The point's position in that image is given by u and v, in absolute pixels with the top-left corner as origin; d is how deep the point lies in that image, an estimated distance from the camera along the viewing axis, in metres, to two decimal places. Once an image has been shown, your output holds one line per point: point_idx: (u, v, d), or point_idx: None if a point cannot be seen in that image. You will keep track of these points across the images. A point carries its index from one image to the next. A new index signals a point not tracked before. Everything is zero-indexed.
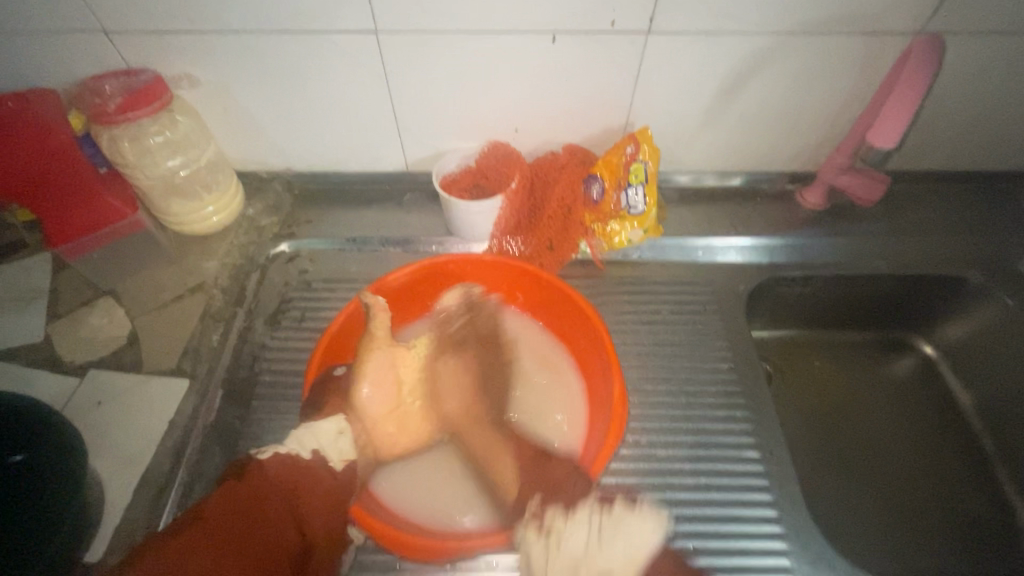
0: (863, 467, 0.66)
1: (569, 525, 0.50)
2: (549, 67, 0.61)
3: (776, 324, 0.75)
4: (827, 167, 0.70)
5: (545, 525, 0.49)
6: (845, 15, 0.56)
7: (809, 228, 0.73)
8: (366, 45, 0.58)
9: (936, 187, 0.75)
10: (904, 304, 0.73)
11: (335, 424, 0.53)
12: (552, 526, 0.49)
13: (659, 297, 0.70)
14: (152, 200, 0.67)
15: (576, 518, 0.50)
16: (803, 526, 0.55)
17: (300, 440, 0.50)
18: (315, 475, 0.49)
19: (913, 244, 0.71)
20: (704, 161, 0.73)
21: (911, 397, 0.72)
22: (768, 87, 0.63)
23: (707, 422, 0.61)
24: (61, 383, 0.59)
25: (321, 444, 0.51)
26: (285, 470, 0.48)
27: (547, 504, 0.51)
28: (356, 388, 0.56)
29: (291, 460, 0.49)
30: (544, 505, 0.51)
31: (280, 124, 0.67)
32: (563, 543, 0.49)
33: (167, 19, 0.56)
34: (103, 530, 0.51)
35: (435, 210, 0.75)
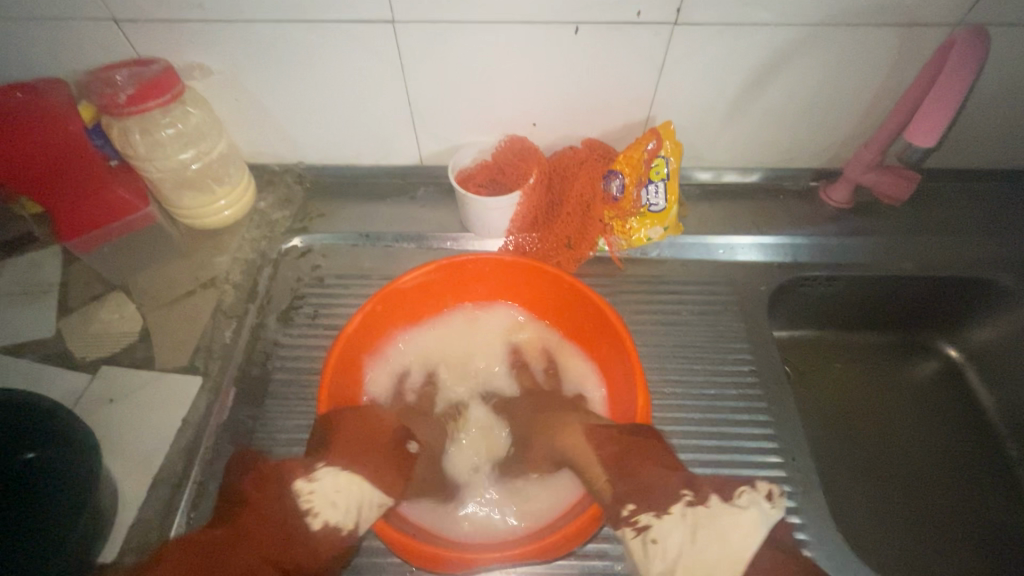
0: (885, 472, 0.65)
1: (665, 522, 0.51)
2: (571, 58, 0.59)
3: (797, 324, 0.73)
4: (854, 164, 0.68)
5: (640, 526, 0.51)
6: (882, 6, 0.54)
7: (833, 226, 0.71)
8: (383, 35, 0.56)
9: (965, 185, 0.73)
10: (931, 305, 0.71)
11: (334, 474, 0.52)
12: (647, 527, 0.50)
13: (680, 297, 0.68)
14: (163, 192, 0.65)
15: (671, 515, 0.51)
16: (827, 533, 0.54)
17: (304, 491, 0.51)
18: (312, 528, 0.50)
19: (942, 244, 0.69)
20: (726, 157, 0.71)
21: (935, 401, 0.70)
22: (796, 81, 0.61)
23: (728, 425, 0.60)
24: (73, 379, 0.58)
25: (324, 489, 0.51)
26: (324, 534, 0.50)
27: (640, 509, 0.51)
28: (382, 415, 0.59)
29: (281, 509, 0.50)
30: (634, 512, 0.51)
31: (293, 116, 0.65)
32: (659, 545, 0.49)
33: (178, 6, 0.54)
34: (118, 529, 0.50)
35: (449, 205, 0.73)
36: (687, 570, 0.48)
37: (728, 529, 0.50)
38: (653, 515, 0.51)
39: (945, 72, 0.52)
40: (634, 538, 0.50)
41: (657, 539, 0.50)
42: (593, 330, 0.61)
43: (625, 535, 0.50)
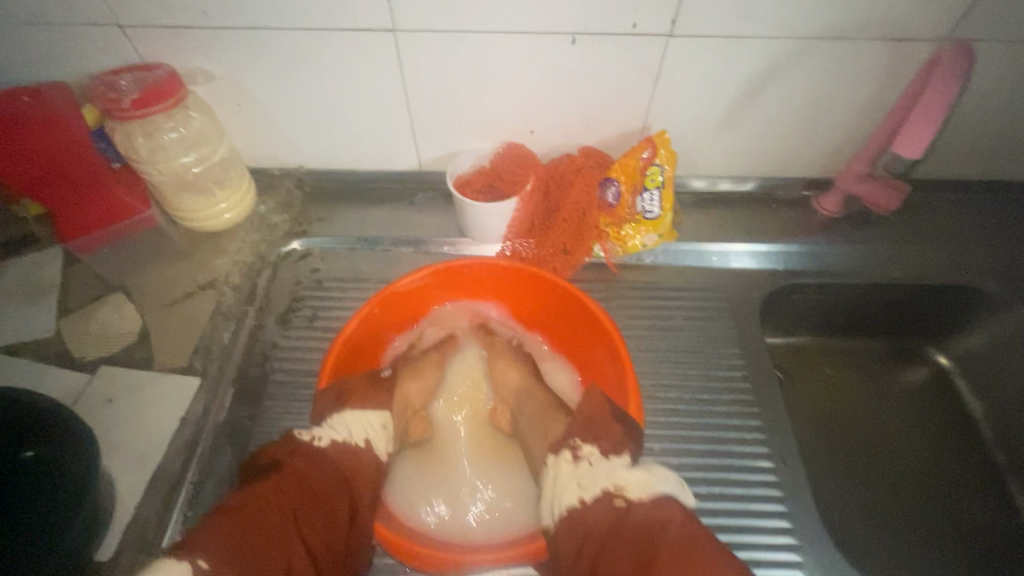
0: (873, 476, 0.66)
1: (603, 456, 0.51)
2: (567, 68, 0.60)
3: (790, 331, 0.74)
4: (845, 174, 0.69)
5: (580, 454, 0.52)
6: (871, 20, 0.55)
7: (825, 234, 0.72)
8: (384, 43, 0.57)
9: (954, 195, 0.74)
10: (920, 312, 0.72)
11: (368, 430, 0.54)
12: (587, 454, 0.52)
13: (675, 303, 0.69)
14: (164, 195, 0.66)
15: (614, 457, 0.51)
16: (817, 536, 0.55)
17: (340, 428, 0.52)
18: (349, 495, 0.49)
19: (932, 253, 0.71)
20: (720, 165, 0.72)
21: (922, 407, 0.71)
22: (788, 93, 0.62)
23: (720, 430, 0.60)
24: (72, 379, 0.59)
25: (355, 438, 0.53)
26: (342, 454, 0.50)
27: (585, 443, 0.53)
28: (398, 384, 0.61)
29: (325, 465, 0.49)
30: (581, 445, 0.53)
31: (294, 121, 0.66)
32: (590, 467, 0.50)
33: (182, 13, 0.55)
34: (115, 528, 0.51)
35: (447, 210, 0.74)
36: (609, 481, 0.49)
37: (657, 469, 0.49)
38: (599, 450, 0.52)
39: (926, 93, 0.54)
40: (569, 460, 0.52)
41: (590, 462, 0.51)
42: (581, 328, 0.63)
43: (561, 459, 0.53)
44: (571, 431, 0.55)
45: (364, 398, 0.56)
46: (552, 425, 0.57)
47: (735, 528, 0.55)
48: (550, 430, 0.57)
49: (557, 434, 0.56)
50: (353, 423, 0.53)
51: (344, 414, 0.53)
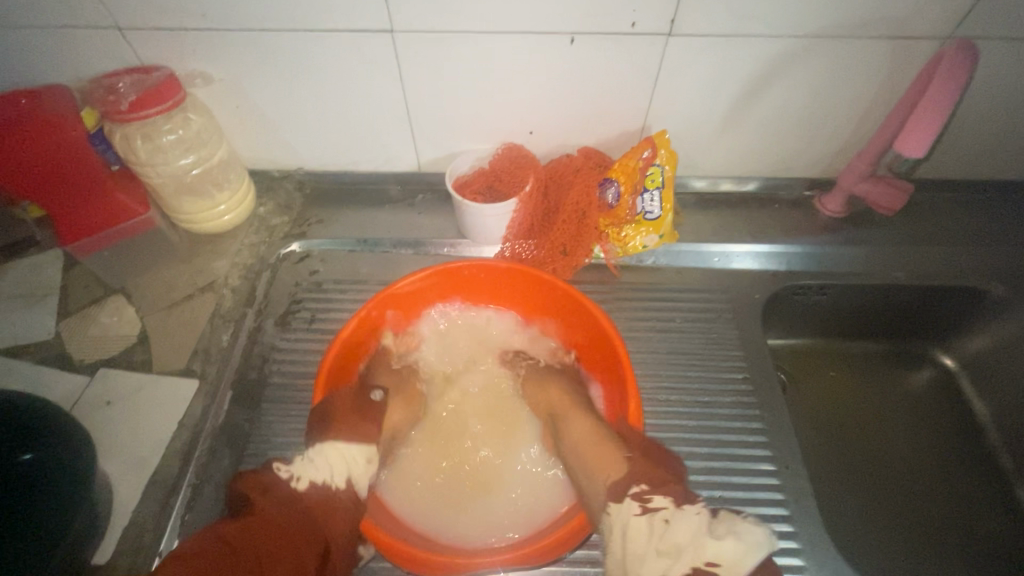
0: (878, 480, 0.65)
1: (677, 510, 0.47)
2: (566, 68, 0.59)
3: (792, 332, 0.74)
4: (848, 174, 0.68)
5: (651, 505, 0.47)
6: (873, 19, 0.55)
7: (828, 234, 0.71)
8: (382, 44, 0.57)
9: (958, 195, 0.74)
10: (925, 313, 0.71)
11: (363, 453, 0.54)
12: (660, 508, 0.47)
13: (675, 304, 0.69)
14: (164, 198, 0.66)
15: (686, 509, 0.47)
16: (819, 540, 0.54)
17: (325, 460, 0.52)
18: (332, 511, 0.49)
19: (936, 253, 0.70)
20: (721, 166, 0.72)
21: (929, 410, 0.70)
22: (789, 93, 0.62)
23: (722, 433, 0.60)
24: (71, 382, 0.59)
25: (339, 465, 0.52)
26: (317, 500, 0.50)
27: (653, 491, 0.48)
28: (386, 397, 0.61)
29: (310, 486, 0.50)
30: (649, 492, 0.48)
31: (293, 123, 0.66)
32: (667, 528, 0.46)
33: (181, 16, 0.55)
34: (113, 531, 0.51)
35: (446, 211, 0.74)
36: (699, 559, 0.44)
37: (745, 537, 0.44)
38: (669, 501, 0.47)
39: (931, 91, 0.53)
40: (640, 515, 0.47)
41: (667, 520, 0.46)
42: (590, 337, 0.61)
43: (625, 510, 0.48)
44: (632, 471, 0.51)
45: (343, 423, 0.55)
46: (603, 454, 0.53)
47: None
48: (603, 465, 0.52)
49: (615, 475, 0.51)
50: (333, 459, 0.52)
51: (325, 448, 0.52)
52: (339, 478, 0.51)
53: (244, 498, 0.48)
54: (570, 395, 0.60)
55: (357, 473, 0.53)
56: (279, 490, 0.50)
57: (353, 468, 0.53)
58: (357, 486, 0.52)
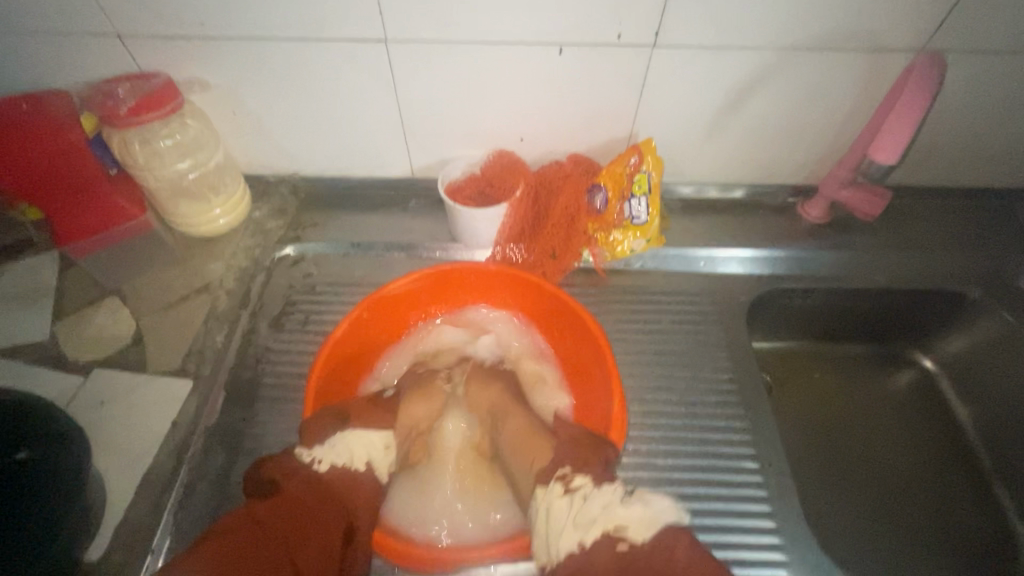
0: (862, 480, 0.67)
1: (596, 488, 0.49)
2: (555, 76, 0.61)
3: (777, 334, 0.75)
4: (829, 181, 0.70)
5: (573, 486, 0.50)
6: (849, 32, 0.57)
7: (811, 239, 0.73)
8: (377, 52, 0.59)
9: (936, 201, 0.76)
10: (906, 316, 0.73)
11: (381, 439, 0.56)
12: (580, 488, 0.49)
13: (662, 307, 0.70)
14: (160, 201, 0.67)
15: (605, 487, 0.49)
16: (801, 536, 0.55)
17: (352, 450, 0.53)
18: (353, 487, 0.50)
19: (915, 258, 0.72)
20: (707, 173, 0.74)
21: (911, 411, 0.72)
22: (771, 102, 0.64)
23: (707, 432, 0.61)
24: (66, 382, 0.59)
25: (370, 455, 0.54)
26: (341, 479, 0.50)
27: (575, 473, 0.51)
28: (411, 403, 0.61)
29: (343, 471, 0.51)
30: (572, 475, 0.51)
31: (288, 128, 0.68)
32: (584, 504, 0.48)
33: (179, 24, 0.57)
34: (105, 528, 0.51)
35: (439, 216, 0.76)
36: (610, 522, 0.46)
37: (653, 502, 0.47)
38: (588, 480, 0.50)
39: (901, 98, 0.56)
40: (564, 496, 0.50)
41: (586, 497, 0.48)
42: (585, 348, 0.62)
43: (553, 494, 0.50)
44: (562, 456, 0.54)
45: (358, 417, 0.56)
46: (534, 446, 0.56)
47: (720, 528, 0.56)
48: (534, 456, 0.56)
49: (543, 462, 0.55)
50: (352, 446, 0.53)
51: (343, 437, 0.53)
52: (359, 461, 0.53)
53: (270, 482, 0.48)
54: (502, 400, 0.61)
55: (374, 457, 0.55)
56: (302, 472, 0.49)
57: (371, 452, 0.55)
58: (376, 470, 0.54)
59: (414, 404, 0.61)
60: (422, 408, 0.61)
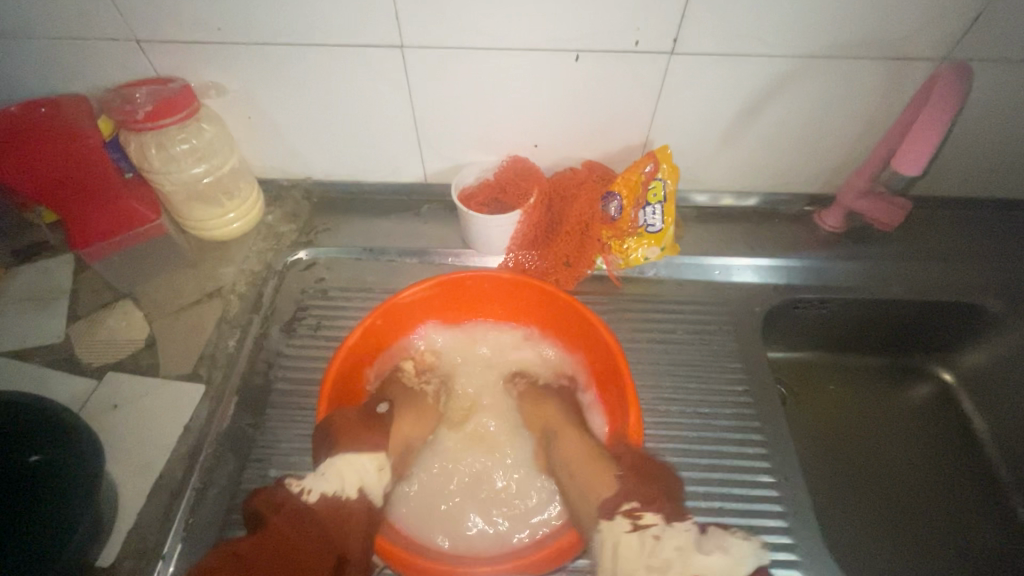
0: (880, 495, 0.65)
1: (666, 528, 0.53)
2: (571, 83, 0.61)
3: (793, 345, 0.75)
4: (846, 190, 0.69)
5: (643, 524, 0.53)
6: (870, 41, 0.56)
7: (827, 249, 0.72)
8: (393, 58, 0.59)
9: (955, 211, 0.75)
10: (925, 328, 0.72)
11: (374, 462, 0.57)
12: (651, 525, 0.53)
13: (675, 316, 0.70)
14: (175, 204, 0.67)
15: (677, 526, 0.54)
16: (818, 553, 0.54)
17: (343, 476, 0.55)
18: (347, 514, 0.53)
19: (934, 269, 0.71)
20: (721, 181, 0.73)
21: (930, 424, 0.71)
22: (788, 111, 0.63)
23: (722, 444, 0.60)
24: (79, 385, 0.59)
25: (363, 481, 0.55)
26: (329, 509, 0.53)
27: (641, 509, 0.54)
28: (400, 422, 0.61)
29: (335, 501, 0.54)
30: (638, 510, 0.54)
31: (302, 132, 0.68)
32: (659, 543, 0.52)
33: (197, 29, 0.57)
34: (117, 533, 0.51)
35: (452, 222, 0.75)
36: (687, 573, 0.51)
37: (733, 550, 0.52)
38: (660, 518, 0.54)
39: (926, 106, 0.55)
40: (631, 531, 0.53)
41: (658, 535, 0.53)
42: (601, 359, 0.61)
43: (619, 528, 0.53)
44: (626, 490, 0.55)
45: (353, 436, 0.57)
46: (596, 471, 0.56)
47: None
48: (593, 485, 0.55)
49: (604, 492, 0.55)
50: (342, 470, 0.55)
51: (336, 461, 0.56)
52: (351, 488, 0.55)
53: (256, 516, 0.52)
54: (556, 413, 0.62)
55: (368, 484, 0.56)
56: (289, 504, 0.53)
57: (365, 477, 0.56)
58: (369, 494, 0.55)
59: (400, 421, 0.61)
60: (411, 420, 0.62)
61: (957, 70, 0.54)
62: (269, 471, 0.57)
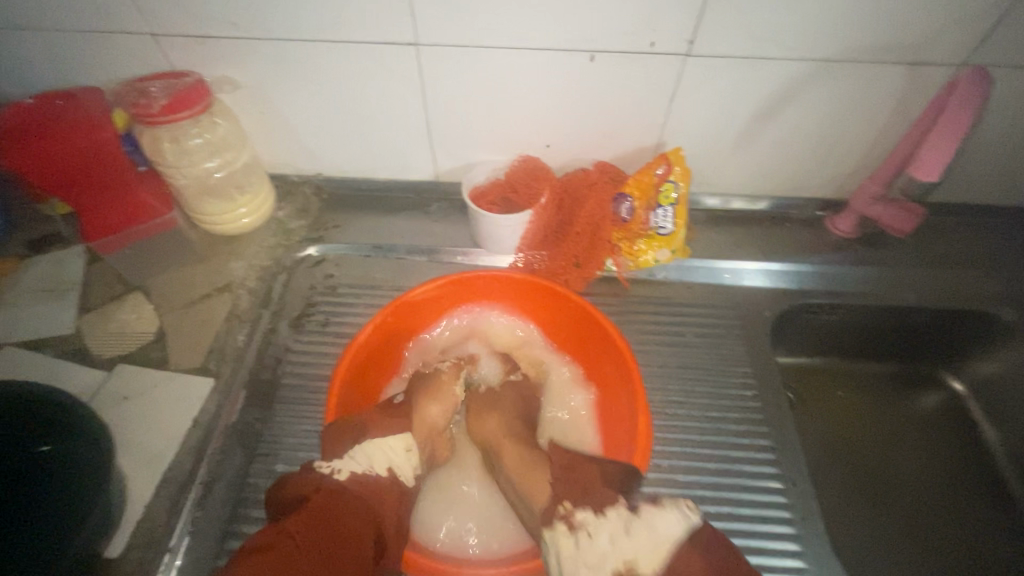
0: (887, 503, 0.65)
1: (599, 520, 0.47)
2: (585, 84, 0.61)
3: (800, 350, 0.74)
4: (860, 196, 0.69)
5: (575, 522, 0.47)
6: (889, 45, 0.56)
7: (838, 254, 0.72)
8: (406, 57, 0.59)
9: (970, 219, 0.74)
10: (935, 336, 0.71)
11: (402, 442, 0.55)
12: (584, 523, 0.47)
13: (685, 319, 0.69)
14: (187, 198, 0.68)
15: (608, 513, 0.47)
16: (827, 562, 0.54)
17: (374, 457, 0.52)
18: (382, 487, 0.50)
19: (946, 277, 0.70)
20: (733, 184, 0.73)
21: (938, 433, 0.70)
22: (802, 115, 0.63)
23: (729, 449, 0.60)
24: (89, 376, 0.60)
25: (393, 461, 0.53)
26: (365, 487, 0.49)
27: (575, 508, 0.49)
28: (424, 406, 0.59)
29: (366, 478, 0.50)
30: (573, 511, 0.49)
31: (315, 129, 0.68)
32: (591, 539, 0.46)
33: (213, 25, 0.57)
34: (125, 525, 0.51)
35: (461, 220, 0.75)
36: (620, 558, 0.44)
37: (659, 522, 0.45)
38: (591, 513, 0.48)
39: (941, 119, 0.55)
40: (567, 535, 0.47)
41: (591, 534, 0.46)
42: (609, 360, 0.61)
43: (556, 535, 0.48)
44: (561, 493, 0.51)
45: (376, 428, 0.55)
46: (534, 480, 0.54)
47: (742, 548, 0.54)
48: (535, 491, 0.53)
49: (544, 497, 0.52)
50: (373, 452, 0.52)
51: (365, 445, 0.52)
52: (381, 467, 0.52)
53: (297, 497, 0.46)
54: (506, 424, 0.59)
55: (397, 464, 0.53)
56: (325, 483, 0.48)
57: (392, 457, 0.53)
58: (399, 474, 0.53)
59: (425, 405, 0.59)
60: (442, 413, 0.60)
61: (969, 95, 0.53)
62: (276, 466, 0.57)
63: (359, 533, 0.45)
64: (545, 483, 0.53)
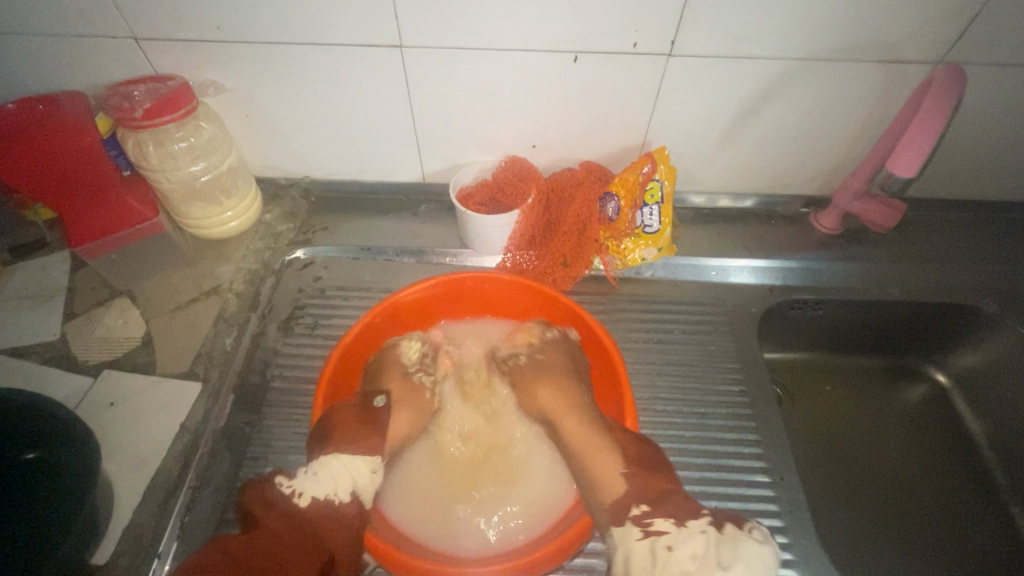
0: (874, 496, 0.66)
1: (680, 533, 0.48)
2: (570, 85, 0.61)
3: (788, 346, 0.75)
4: (843, 193, 0.70)
5: (655, 530, 0.48)
6: (867, 43, 0.57)
7: (823, 250, 0.72)
8: (392, 59, 0.59)
9: (950, 214, 0.75)
10: (920, 329, 0.72)
11: (368, 462, 0.54)
12: (664, 534, 0.48)
13: (673, 316, 0.70)
14: (172, 202, 0.67)
15: (689, 527, 0.48)
16: (814, 555, 0.54)
17: (334, 475, 0.51)
18: (340, 513, 0.50)
19: (928, 272, 0.71)
20: (718, 183, 0.74)
21: (925, 425, 0.71)
22: (783, 114, 0.64)
23: (715, 443, 0.61)
24: (74, 383, 0.59)
25: (358, 485, 0.52)
26: (318, 511, 0.50)
27: (655, 512, 0.50)
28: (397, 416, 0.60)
29: (325, 502, 0.50)
30: (649, 515, 0.50)
31: (301, 133, 0.68)
32: (671, 554, 0.47)
33: (197, 28, 0.57)
34: (112, 531, 0.51)
35: (449, 221, 0.75)
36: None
37: (750, 555, 0.47)
38: (671, 522, 0.49)
39: (918, 115, 0.55)
40: (642, 540, 0.48)
41: (670, 547, 0.47)
42: (598, 359, 0.62)
43: (630, 535, 0.49)
44: (635, 489, 0.51)
45: (355, 437, 0.55)
46: (600, 462, 0.54)
47: None
48: (605, 479, 0.53)
49: (619, 491, 0.52)
50: (336, 472, 0.52)
51: (328, 462, 0.52)
52: (344, 491, 0.51)
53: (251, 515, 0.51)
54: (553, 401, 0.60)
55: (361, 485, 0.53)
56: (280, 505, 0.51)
57: (357, 480, 0.52)
58: (363, 497, 0.52)
59: (394, 413, 0.60)
60: (409, 415, 0.60)
61: (941, 96, 0.54)
62: (265, 470, 0.57)
63: (308, 558, 0.48)
64: (616, 475, 0.53)
